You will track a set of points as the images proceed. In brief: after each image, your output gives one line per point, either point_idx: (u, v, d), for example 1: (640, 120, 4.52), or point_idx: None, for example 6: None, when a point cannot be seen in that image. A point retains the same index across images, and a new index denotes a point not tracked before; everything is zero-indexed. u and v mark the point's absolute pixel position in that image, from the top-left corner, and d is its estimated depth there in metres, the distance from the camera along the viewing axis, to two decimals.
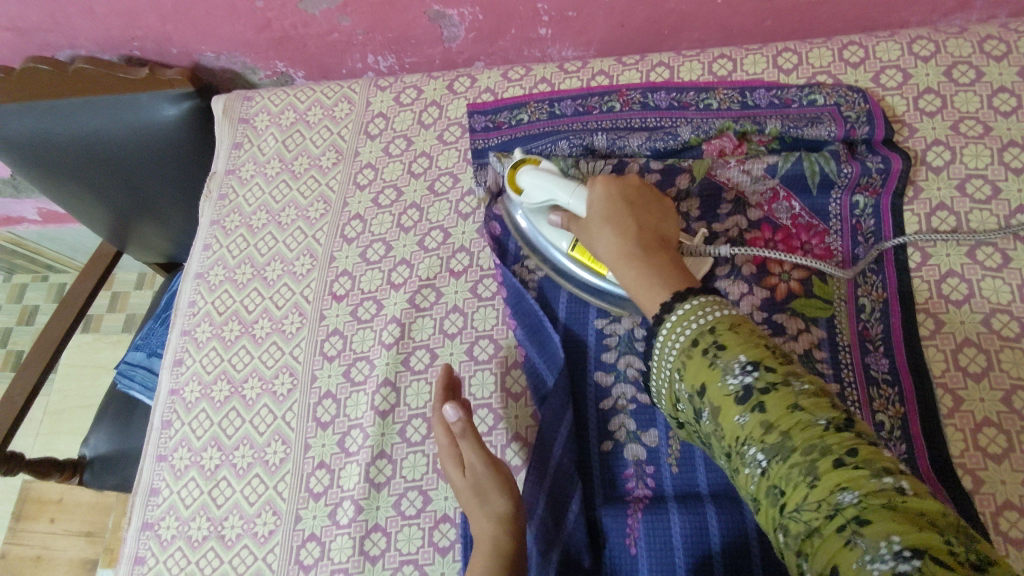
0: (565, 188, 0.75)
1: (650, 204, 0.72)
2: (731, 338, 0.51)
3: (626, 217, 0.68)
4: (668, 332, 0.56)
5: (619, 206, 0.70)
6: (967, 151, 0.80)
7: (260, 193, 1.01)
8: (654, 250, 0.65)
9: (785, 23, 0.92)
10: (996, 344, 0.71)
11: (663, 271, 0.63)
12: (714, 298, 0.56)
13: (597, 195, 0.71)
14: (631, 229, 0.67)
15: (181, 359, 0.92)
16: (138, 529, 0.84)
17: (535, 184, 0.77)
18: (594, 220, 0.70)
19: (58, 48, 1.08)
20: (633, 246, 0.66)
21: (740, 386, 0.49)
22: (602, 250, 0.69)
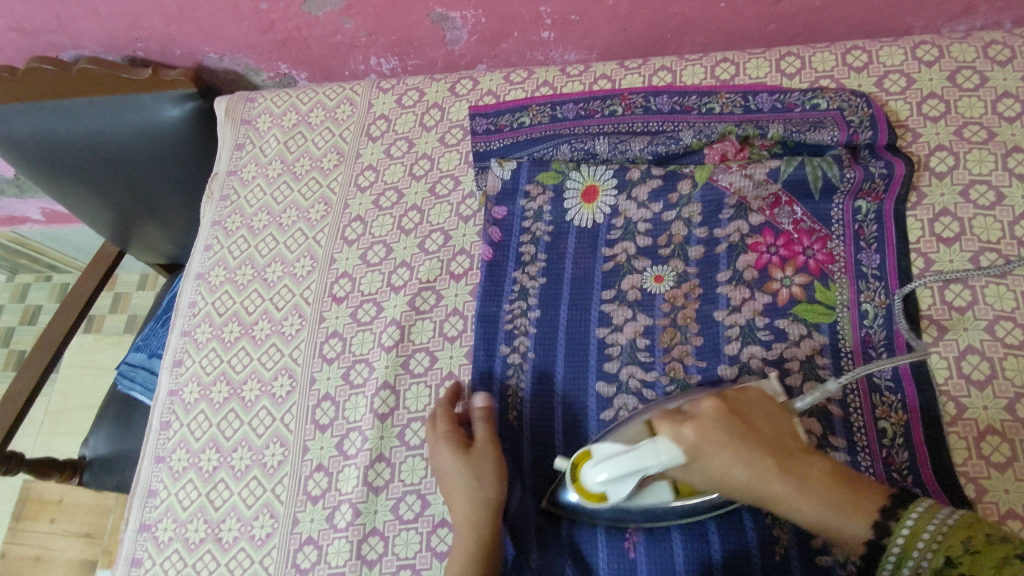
0: (649, 457, 0.58)
1: (748, 411, 0.62)
2: (974, 560, 0.49)
3: (752, 452, 0.58)
4: (903, 558, 0.53)
5: (734, 441, 0.58)
6: (971, 156, 0.79)
7: (261, 194, 1.01)
8: (807, 472, 0.57)
9: (788, 27, 0.92)
10: (1000, 351, 0.71)
11: (845, 497, 0.56)
12: (917, 506, 0.53)
13: (689, 440, 0.59)
14: (767, 460, 0.58)
15: (181, 360, 0.92)
16: (135, 531, 0.84)
17: (611, 477, 0.60)
18: (699, 460, 0.59)
19: (63, 48, 1.08)
20: (782, 479, 0.57)
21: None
22: (724, 482, 0.59)
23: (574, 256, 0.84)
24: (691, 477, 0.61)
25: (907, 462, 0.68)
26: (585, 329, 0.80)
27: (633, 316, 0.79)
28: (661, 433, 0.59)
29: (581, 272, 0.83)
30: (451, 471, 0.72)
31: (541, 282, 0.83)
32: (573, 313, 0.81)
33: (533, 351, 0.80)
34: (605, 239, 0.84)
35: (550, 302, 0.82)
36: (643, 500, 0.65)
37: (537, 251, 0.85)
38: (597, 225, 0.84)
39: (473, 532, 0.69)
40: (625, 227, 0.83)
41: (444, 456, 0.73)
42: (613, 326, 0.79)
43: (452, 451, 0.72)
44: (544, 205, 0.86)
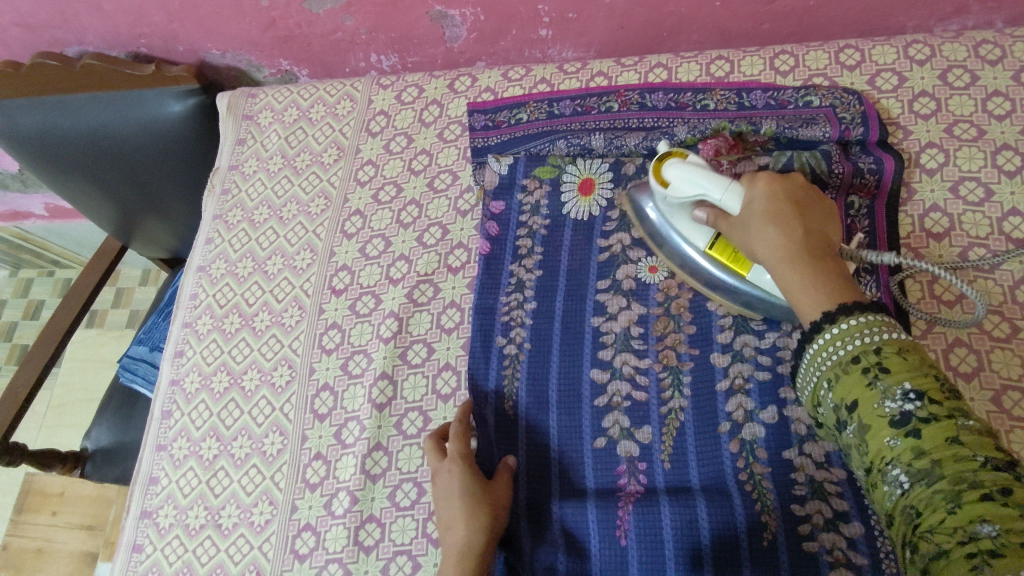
0: (716, 187, 0.68)
1: (814, 207, 0.66)
2: (897, 362, 0.51)
3: (788, 212, 0.64)
4: (824, 343, 0.56)
5: (782, 202, 0.65)
6: (961, 153, 0.80)
7: (262, 188, 1.02)
8: (822, 259, 0.61)
9: (783, 26, 0.93)
10: (986, 344, 0.72)
11: (833, 282, 0.59)
12: (882, 317, 0.54)
13: (756, 194, 0.66)
14: (796, 231, 0.63)
15: (183, 350, 0.94)
16: (137, 518, 0.85)
17: (684, 177, 0.71)
18: (752, 217, 0.65)
19: (67, 44, 1.10)
20: (796, 253, 0.61)
21: (898, 411, 0.50)
22: (754, 245, 0.65)
23: (570, 249, 0.85)
24: (730, 232, 0.69)
25: None
26: (580, 318, 0.81)
27: (627, 306, 0.81)
28: (739, 179, 0.68)
29: (577, 264, 0.84)
30: (448, 495, 0.72)
31: (538, 274, 0.85)
32: (569, 303, 0.82)
33: (528, 341, 0.82)
34: (601, 231, 0.85)
35: (546, 293, 0.83)
36: (686, 230, 0.76)
37: (534, 244, 0.86)
38: (592, 218, 0.86)
39: (469, 552, 0.68)
40: (620, 220, 0.85)
41: (442, 480, 0.73)
42: (608, 316, 0.80)
43: (451, 474, 0.73)
44: (541, 199, 0.88)
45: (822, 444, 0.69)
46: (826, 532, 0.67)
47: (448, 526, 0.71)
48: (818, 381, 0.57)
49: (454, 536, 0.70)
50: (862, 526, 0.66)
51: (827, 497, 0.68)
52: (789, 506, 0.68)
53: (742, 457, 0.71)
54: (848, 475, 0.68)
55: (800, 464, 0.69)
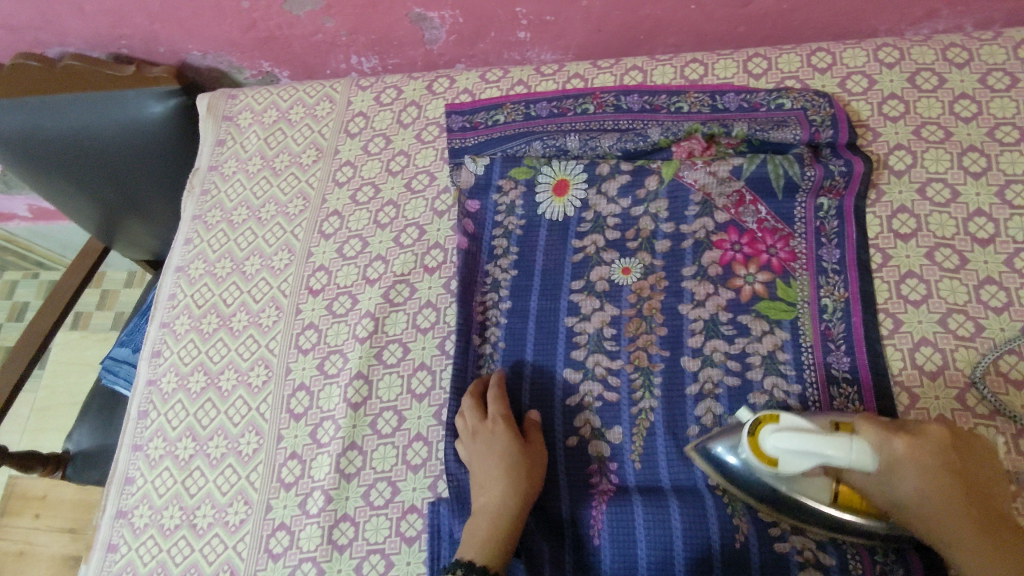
0: (840, 448, 0.57)
1: (969, 446, 0.60)
2: None
3: (948, 499, 0.57)
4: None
5: (930, 467, 0.57)
6: (928, 155, 0.82)
7: (240, 189, 1.02)
8: (995, 534, 0.57)
9: (757, 30, 0.95)
10: (951, 343, 0.73)
11: (1008, 564, 0.55)
12: None
13: (900, 451, 0.57)
14: (965, 513, 0.57)
15: (161, 350, 0.94)
16: (112, 517, 0.85)
17: (795, 446, 0.59)
18: (897, 466, 0.58)
19: (48, 45, 1.10)
20: (963, 527, 0.57)
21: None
22: (902, 505, 0.59)
23: (545, 249, 0.86)
24: (870, 488, 0.60)
25: None
26: (554, 318, 0.82)
27: (601, 307, 0.81)
28: (864, 429, 0.59)
29: (551, 264, 0.85)
30: (483, 456, 0.74)
31: (513, 274, 0.86)
32: (543, 302, 0.83)
33: (504, 341, 0.83)
34: (576, 232, 0.86)
35: (521, 292, 0.84)
36: (797, 487, 0.64)
37: (509, 244, 0.87)
38: (567, 218, 0.87)
39: (501, 517, 0.70)
40: (595, 221, 0.86)
41: (482, 438, 0.74)
42: (582, 317, 0.81)
43: (490, 436, 0.74)
44: (517, 200, 0.88)
45: None
46: (796, 534, 0.67)
47: (484, 487, 0.72)
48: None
49: (493, 496, 0.71)
50: None
51: None
52: (759, 507, 0.69)
53: None
54: None
55: None
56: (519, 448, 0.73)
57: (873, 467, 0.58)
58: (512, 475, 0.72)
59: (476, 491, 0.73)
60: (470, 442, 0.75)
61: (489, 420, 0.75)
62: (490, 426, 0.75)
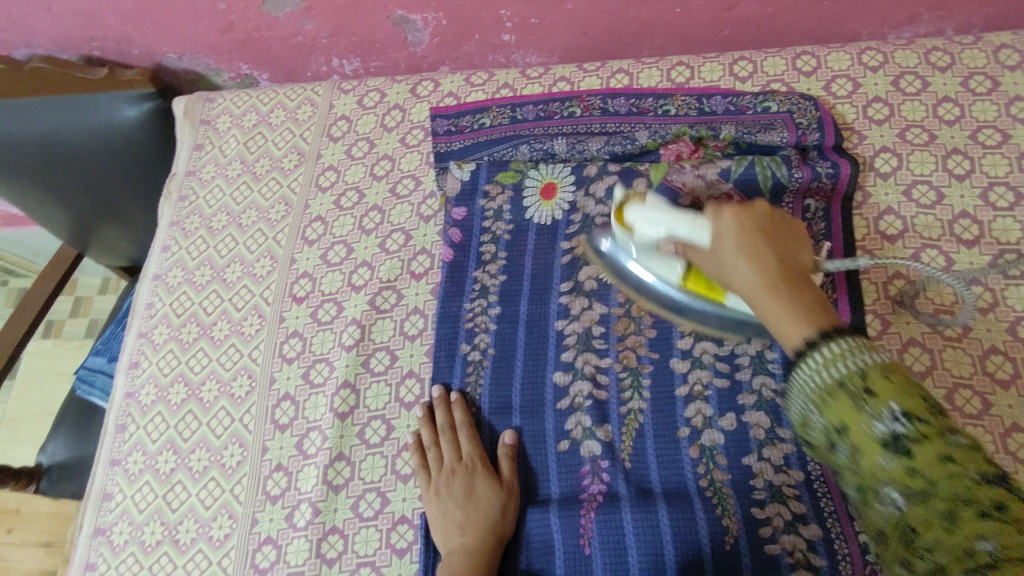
0: (683, 221, 0.65)
1: (784, 227, 0.60)
2: (884, 383, 0.43)
3: (762, 244, 0.58)
4: (815, 365, 0.47)
5: (752, 233, 0.59)
6: (913, 157, 0.82)
7: (220, 195, 1.00)
8: (796, 287, 0.55)
9: (742, 33, 0.95)
10: (939, 344, 0.74)
11: (810, 311, 0.52)
12: (844, 340, 0.47)
13: (720, 221, 0.60)
14: (770, 261, 0.56)
15: (139, 361, 0.91)
16: (90, 535, 0.83)
17: (653, 218, 0.68)
18: (726, 250, 0.59)
19: (15, 47, 1.06)
20: (776, 282, 0.55)
21: (889, 434, 0.42)
22: (729, 275, 0.59)
23: (534, 253, 0.85)
24: (705, 265, 0.64)
25: None
26: (544, 322, 0.81)
27: (589, 307, 0.81)
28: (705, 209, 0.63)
29: (540, 268, 0.84)
30: (462, 494, 0.73)
31: (502, 279, 0.84)
32: (532, 307, 0.82)
33: (493, 347, 0.81)
34: (564, 236, 0.85)
35: (510, 297, 0.83)
36: (659, 272, 0.72)
37: (497, 249, 0.86)
38: (555, 222, 0.86)
39: (481, 558, 0.69)
40: (583, 223, 0.85)
41: (461, 478, 0.74)
42: (571, 319, 0.80)
43: (470, 475, 0.74)
44: (504, 204, 0.87)
45: (780, 447, 0.70)
46: (787, 535, 0.67)
47: (462, 527, 0.71)
48: (800, 408, 0.49)
49: (470, 538, 0.70)
50: (820, 528, 0.67)
51: (786, 500, 0.68)
52: (748, 510, 0.69)
53: (702, 463, 0.71)
54: (805, 477, 0.69)
55: (759, 468, 0.70)
56: (498, 490, 0.73)
57: (705, 238, 0.63)
58: (492, 517, 0.72)
59: (452, 533, 0.71)
60: (446, 480, 0.74)
61: (469, 458, 0.75)
62: (469, 465, 0.75)
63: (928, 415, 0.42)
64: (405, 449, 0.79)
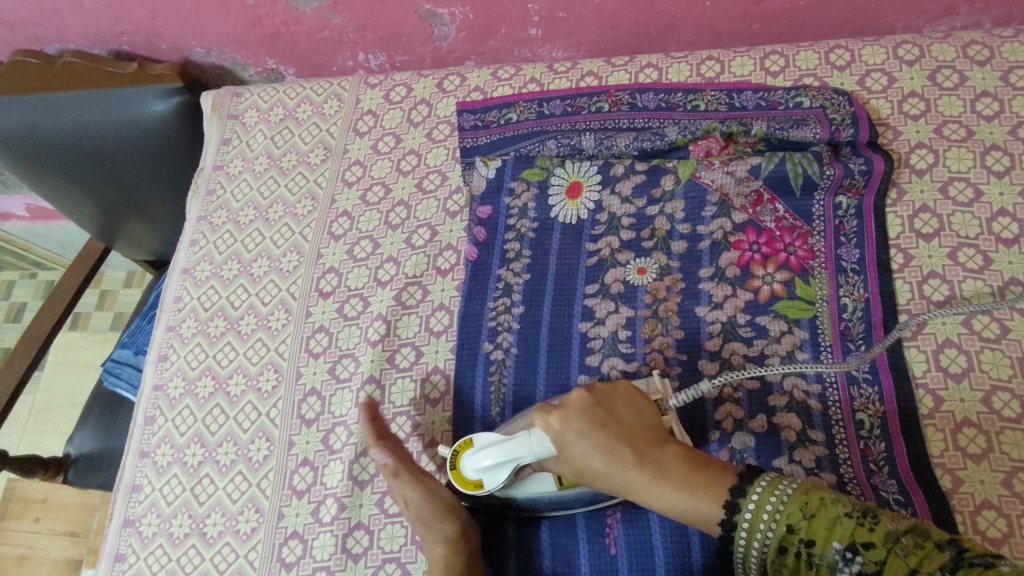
0: (522, 445, 0.65)
1: (614, 399, 0.65)
2: (815, 527, 0.51)
3: (611, 438, 0.61)
4: (750, 534, 0.54)
5: (596, 426, 0.62)
6: (950, 154, 0.80)
7: (247, 189, 1.00)
8: (659, 458, 0.60)
9: (773, 27, 0.93)
10: (976, 345, 0.72)
11: (702, 485, 0.57)
12: (765, 479, 0.55)
13: (557, 430, 0.63)
14: (623, 451, 0.61)
15: (166, 355, 0.92)
16: (119, 526, 0.84)
17: (490, 465, 0.66)
18: (571, 442, 0.62)
19: (47, 41, 1.08)
20: (638, 459, 0.60)
21: (850, 572, 0.50)
22: (588, 469, 0.62)
23: (559, 253, 0.84)
24: (568, 470, 0.65)
25: (884, 452, 0.69)
26: (568, 323, 0.80)
27: (615, 309, 0.80)
28: (539, 421, 0.64)
29: (565, 268, 0.83)
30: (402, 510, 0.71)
31: (526, 278, 0.84)
32: (557, 307, 0.81)
33: (516, 347, 0.81)
34: (590, 235, 0.84)
35: (533, 298, 0.82)
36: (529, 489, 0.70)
37: (522, 247, 0.85)
38: (581, 222, 0.85)
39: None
40: (609, 223, 0.84)
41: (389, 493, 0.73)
42: (595, 320, 0.80)
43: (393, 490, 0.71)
44: (529, 202, 0.87)
45: (812, 450, 0.69)
46: None
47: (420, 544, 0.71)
48: None
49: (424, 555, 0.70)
50: None
51: None
52: None
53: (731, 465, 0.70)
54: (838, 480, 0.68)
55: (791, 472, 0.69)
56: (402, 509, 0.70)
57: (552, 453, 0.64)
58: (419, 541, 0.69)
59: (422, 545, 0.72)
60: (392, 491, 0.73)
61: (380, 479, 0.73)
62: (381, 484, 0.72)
63: (864, 536, 0.50)
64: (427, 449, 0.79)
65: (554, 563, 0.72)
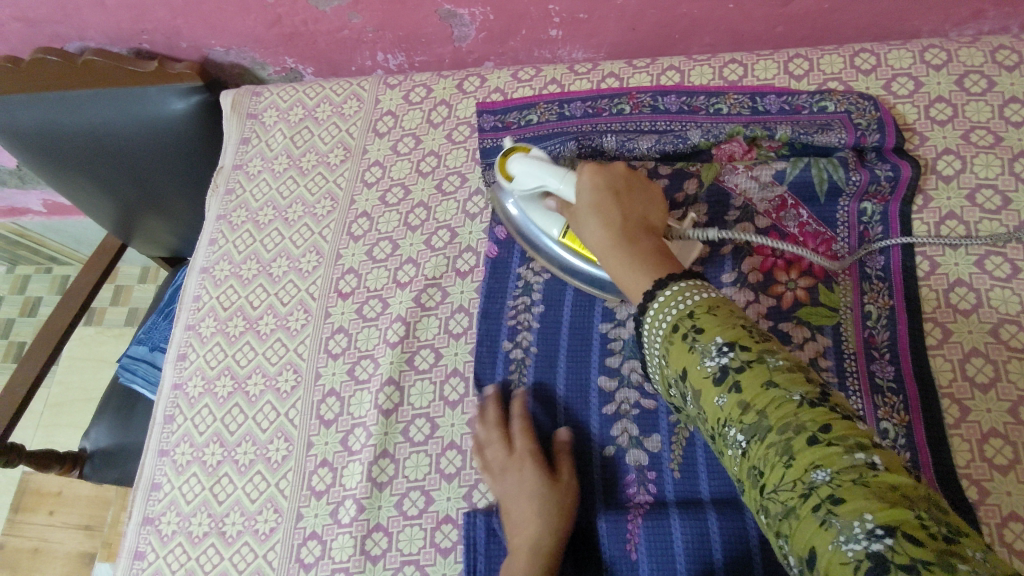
0: (556, 175, 0.71)
1: (641, 193, 0.68)
2: (710, 321, 0.51)
3: (614, 206, 0.65)
4: (656, 312, 0.55)
5: (604, 194, 0.66)
6: (978, 160, 0.79)
7: (266, 188, 1.01)
8: (636, 237, 0.62)
9: (796, 29, 0.92)
10: (1003, 354, 0.71)
11: (652, 261, 0.59)
12: (695, 280, 0.55)
13: (582, 185, 0.68)
14: (616, 221, 0.64)
15: (186, 354, 0.92)
16: (139, 524, 0.84)
17: (525, 169, 0.73)
18: (581, 208, 0.67)
19: (68, 39, 1.08)
20: (619, 235, 0.62)
21: (719, 368, 0.48)
22: (586, 230, 0.66)
23: None
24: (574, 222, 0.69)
25: (909, 462, 0.68)
26: (589, 326, 0.80)
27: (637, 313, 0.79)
28: (579, 171, 0.69)
29: None
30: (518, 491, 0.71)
31: (546, 279, 0.83)
32: (577, 310, 0.81)
33: (535, 346, 0.80)
34: None
35: (554, 300, 0.82)
36: (544, 224, 0.77)
37: None
38: None
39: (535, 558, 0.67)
40: None
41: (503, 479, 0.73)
42: (616, 322, 0.79)
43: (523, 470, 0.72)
44: None
45: None
46: None
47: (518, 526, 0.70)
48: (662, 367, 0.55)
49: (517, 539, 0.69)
50: None
51: None
52: None
53: None
54: None
55: None
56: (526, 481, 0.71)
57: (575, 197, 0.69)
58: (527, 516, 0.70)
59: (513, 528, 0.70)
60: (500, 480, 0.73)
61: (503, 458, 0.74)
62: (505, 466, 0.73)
63: (747, 343, 0.48)
64: (446, 451, 0.78)
65: (577, 562, 0.72)
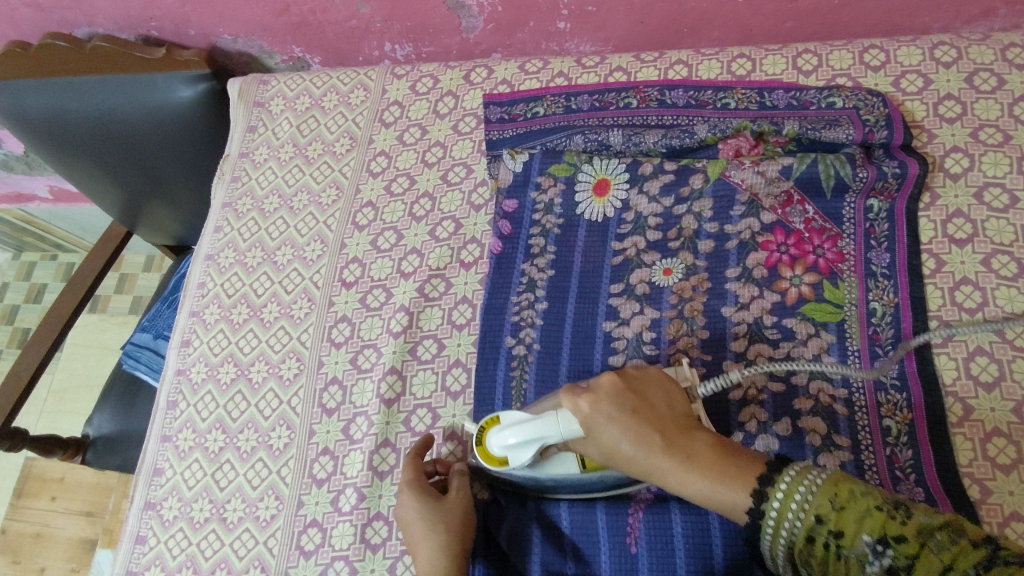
0: (551, 425, 0.63)
1: (643, 387, 0.60)
2: (846, 520, 0.48)
3: (640, 423, 0.57)
4: (778, 526, 0.50)
5: (622, 413, 0.58)
6: (986, 158, 0.79)
7: (272, 177, 1.01)
8: (690, 443, 0.55)
9: (806, 24, 0.92)
10: (1008, 353, 0.70)
11: (730, 469, 0.53)
12: (794, 467, 0.51)
13: (586, 413, 0.59)
14: (654, 436, 0.56)
15: (189, 340, 0.93)
16: (141, 508, 0.85)
17: (517, 444, 0.65)
18: (597, 425, 0.59)
19: (77, 25, 1.08)
20: (669, 449, 0.55)
21: (882, 569, 0.46)
22: (618, 455, 0.58)
23: (584, 249, 0.84)
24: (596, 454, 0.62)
25: (911, 460, 0.68)
26: (592, 322, 0.80)
27: (640, 311, 0.79)
28: (563, 401, 0.62)
29: (590, 265, 0.83)
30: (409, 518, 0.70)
31: (550, 274, 0.83)
32: (581, 305, 0.81)
33: (538, 342, 0.80)
34: (615, 233, 0.84)
35: (558, 294, 0.82)
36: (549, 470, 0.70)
37: (547, 243, 0.85)
38: (607, 219, 0.84)
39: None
40: (636, 221, 0.83)
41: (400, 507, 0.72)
42: (619, 321, 0.79)
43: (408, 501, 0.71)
44: (556, 197, 0.86)
45: (837, 454, 0.69)
46: None
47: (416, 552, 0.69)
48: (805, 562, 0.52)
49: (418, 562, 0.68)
50: None
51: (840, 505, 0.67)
52: None
53: None
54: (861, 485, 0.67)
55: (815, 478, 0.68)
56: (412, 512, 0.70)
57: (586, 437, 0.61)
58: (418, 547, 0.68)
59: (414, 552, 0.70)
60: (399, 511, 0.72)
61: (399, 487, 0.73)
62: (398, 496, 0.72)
63: (894, 529, 0.46)
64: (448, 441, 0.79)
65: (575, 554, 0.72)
